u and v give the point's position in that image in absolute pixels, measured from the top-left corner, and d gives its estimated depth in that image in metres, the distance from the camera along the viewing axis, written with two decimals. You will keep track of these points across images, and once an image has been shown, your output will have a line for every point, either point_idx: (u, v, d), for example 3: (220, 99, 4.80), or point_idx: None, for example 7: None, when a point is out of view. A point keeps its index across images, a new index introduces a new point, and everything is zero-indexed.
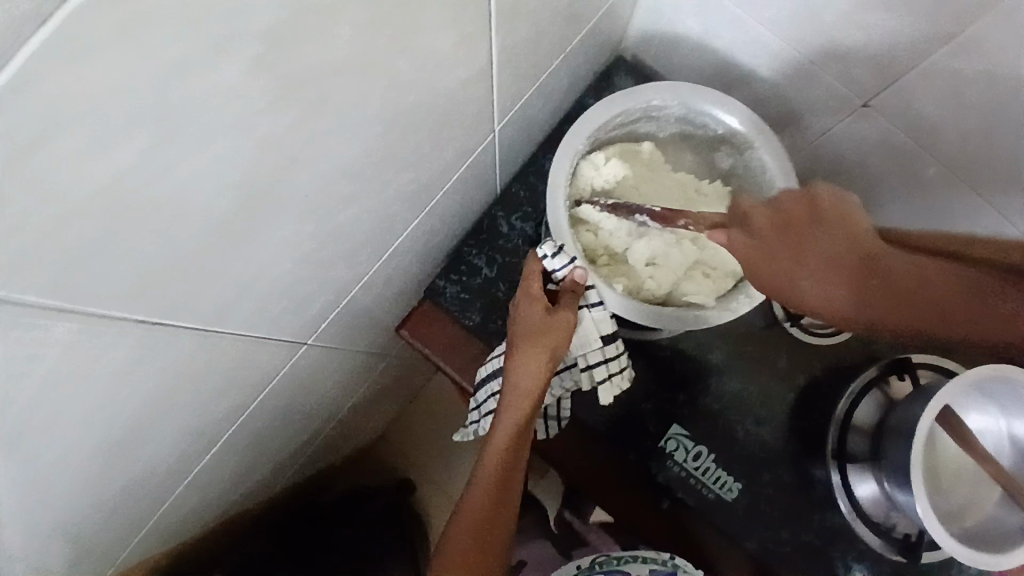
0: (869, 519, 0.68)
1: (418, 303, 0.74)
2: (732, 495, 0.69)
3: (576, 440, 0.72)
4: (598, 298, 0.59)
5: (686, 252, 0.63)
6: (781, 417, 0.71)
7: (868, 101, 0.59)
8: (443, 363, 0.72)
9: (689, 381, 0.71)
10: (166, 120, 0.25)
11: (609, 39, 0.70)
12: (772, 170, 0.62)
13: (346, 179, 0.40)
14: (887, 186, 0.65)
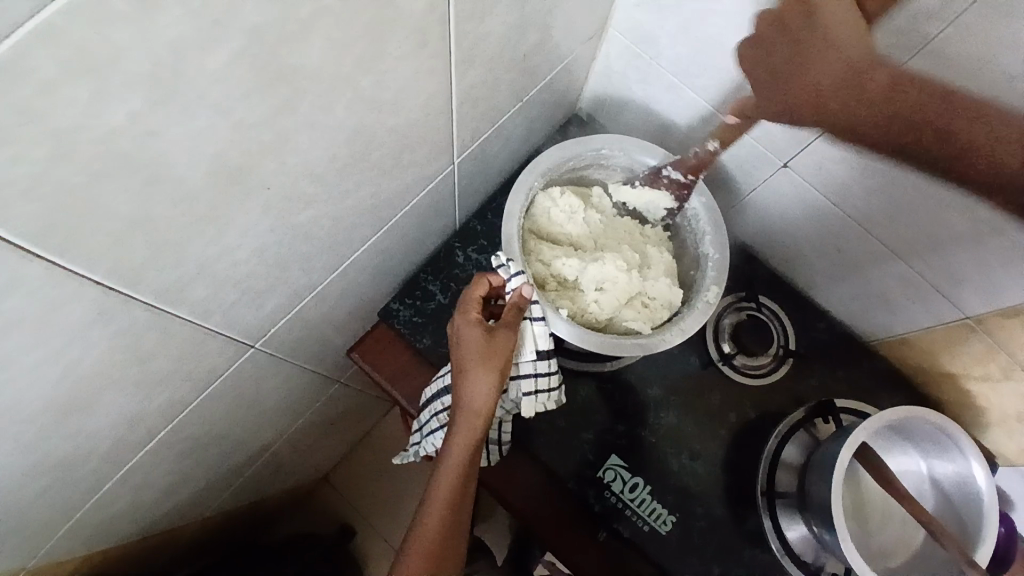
0: (798, 558, 0.70)
1: (375, 324, 0.76)
2: (667, 527, 0.71)
3: (518, 468, 0.73)
4: (541, 313, 0.62)
5: (631, 282, 0.66)
6: (714, 453, 0.74)
7: (786, 162, 0.66)
8: (390, 387, 0.74)
9: (629, 413, 0.74)
10: (155, 89, 0.29)
11: (566, 96, 0.77)
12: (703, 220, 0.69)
13: (308, 181, 0.45)
14: (813, 239, 0.72)
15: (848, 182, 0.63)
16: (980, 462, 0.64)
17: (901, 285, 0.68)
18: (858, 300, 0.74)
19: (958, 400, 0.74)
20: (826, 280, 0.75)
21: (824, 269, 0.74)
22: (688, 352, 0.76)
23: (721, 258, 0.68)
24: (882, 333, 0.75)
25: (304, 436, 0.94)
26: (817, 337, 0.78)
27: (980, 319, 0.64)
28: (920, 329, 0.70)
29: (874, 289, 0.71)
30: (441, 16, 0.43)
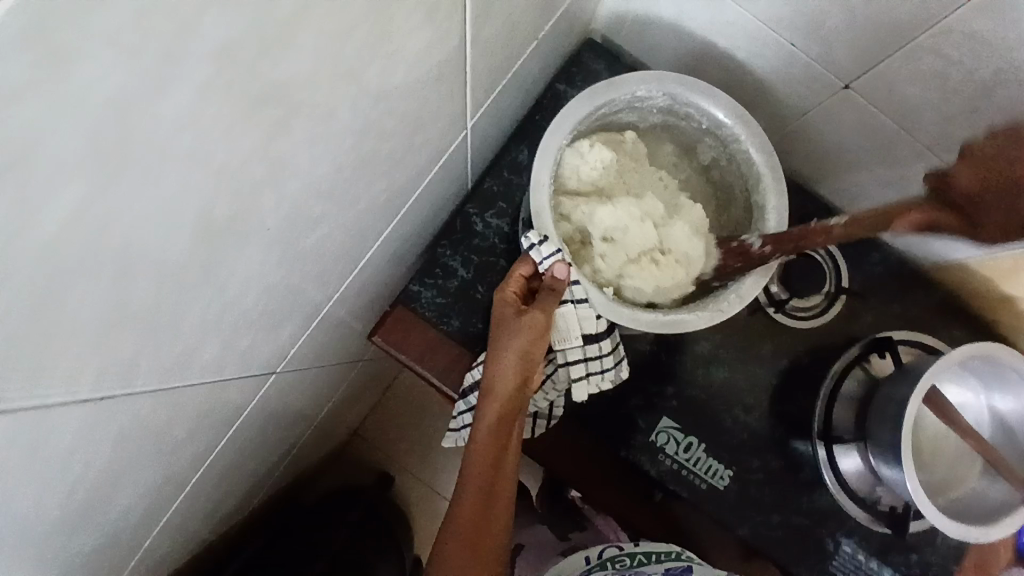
0: (854, 493, 0.69)
1: (391, 307, 0.69)
2: (724, 483, 0.69)
3: (567, 438, 0.70)
4: (582, 295, 0.56)
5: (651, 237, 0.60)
6: (766, 404, 0.71)
7: (849, 84, 0.59)
8: (422, 370, 0.68)
9: (676, 373, 0.70)
10: (102, 168, 0.20)
11: (581, 20, 0.65)
12: (758, 161, 0.61)
13: (314, 203, 0.36)
14: (866, 174, 0.65)
15: (924, 102, 0.56)
16: None
17: None
18: (908, 233, 0.69)
19: (1018, 323, 0.70)
20: None
21: (872, 202, 0.69)
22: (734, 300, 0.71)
23: (781, 202, 0.60)
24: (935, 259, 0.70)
25: (331, 416, 0.90)
26: (870, 269, 0.73)
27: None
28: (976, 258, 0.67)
29: None
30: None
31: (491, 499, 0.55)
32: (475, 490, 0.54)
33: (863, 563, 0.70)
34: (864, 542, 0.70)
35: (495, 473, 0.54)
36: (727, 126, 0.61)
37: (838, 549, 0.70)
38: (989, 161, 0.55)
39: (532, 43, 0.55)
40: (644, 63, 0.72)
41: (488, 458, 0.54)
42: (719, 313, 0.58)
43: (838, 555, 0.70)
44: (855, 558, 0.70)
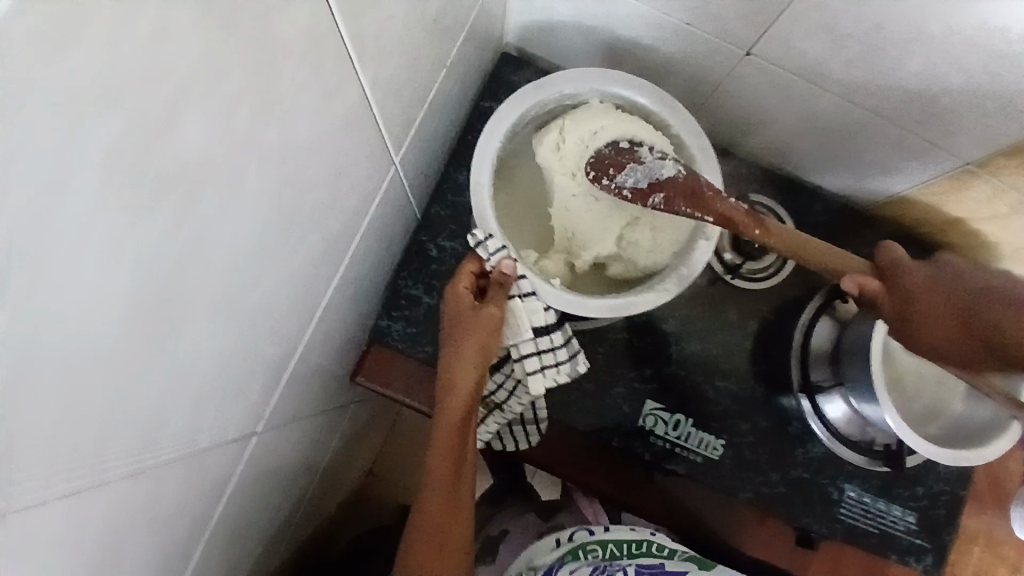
0: (847, 439, 0.70)
1: (368, 346, 0.71)
2: (718, 453, 0.70)
3: (560, 446, 0.71)
4: (529, 287, 0.58)
5: (614, 223, 0.63)
6: (744, 367, 0.72)
7: (749, 50, 0.61)
8: (410, 401, 0.70)
9: (652, 354, 0.71)
10: (22, 292, 0.22)
11: (490, 40, 0.68)
12: (688, 142, 0.63)
13: (251, 265, 0.39)
14: (790, 123, 0.68)
15: (819, 58, 0.58)
16: None
17: (890, 146, 0.65)
18: (843, 169, 0.71)
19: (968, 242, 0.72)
20: (807, 156, 0.72)
21: (801, 147, 0.71)
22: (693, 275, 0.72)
23: (715, 177, 0.62)
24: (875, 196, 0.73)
25: (336, 461, 0.92)
26: (815, 220, 0.75)
27: (983, 162, 0.61)
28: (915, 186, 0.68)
29: (861, 155, 0.68)
30: (338, 33, 0.35)
31: (454, 489, 0.60)
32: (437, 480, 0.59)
33: (870, 504, 0.71)
34: (866, 484, 0.71)
35: (455, 464, 0.59)
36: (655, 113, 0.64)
37: (843, 496, 0.71)
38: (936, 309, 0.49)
39: (440, 73, 0.58)
40: (560, 67, 0.75)
41: (449, 451, 0.59)
42: (618, 313, 0.59)
43: (844, 502, 0.71)
44: (861, 500, 0.71)
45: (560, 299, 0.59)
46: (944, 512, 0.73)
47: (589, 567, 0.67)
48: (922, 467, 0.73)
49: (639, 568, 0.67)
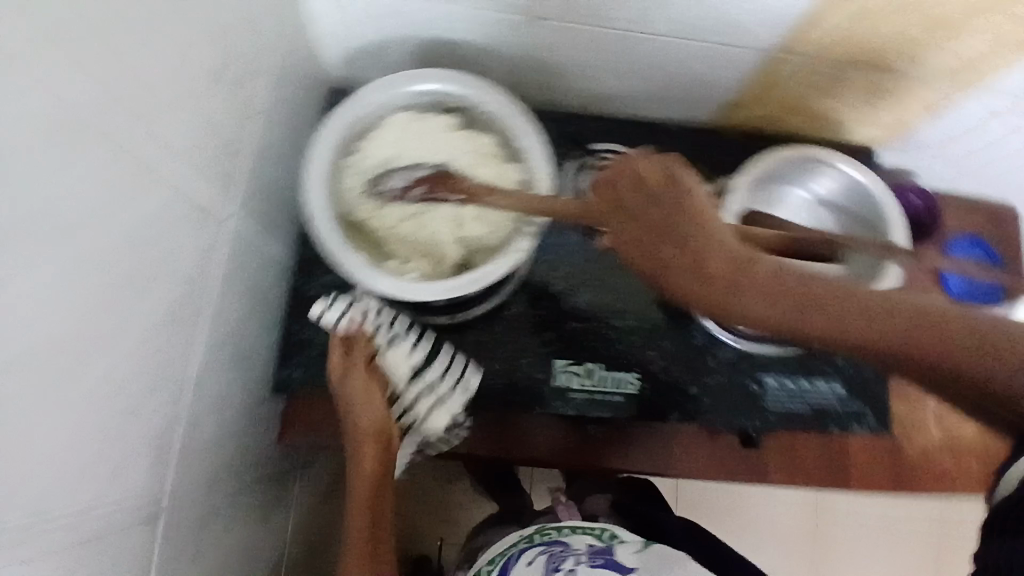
0: (751, 333, 0.73)
1: (284, 406, 0.73)
2: (636, 386, 0.72)
3: (495, 433, 0.72)
4: (388, 288, 0.58)
5: (448, 226, 0.62)
6: (636, 301, 0.75)
7: (541, 15, 0.66)
8: (340, 441, 0.72)
9: (545, 318, 0.73)
10: None
11: (311, 79, 0.72)
12: (506, 112, 0.62)
13: (92, 342, 0.40)
14: (604, 67, 0.73)
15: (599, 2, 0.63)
16: (845, 162, 0.68)
17: (695, 58, 0.70)
18: (667, 92, 0.77)
19: (801, 118, 0.79)
20: (632, 92, 0.77)
21: (623, 86, 0.76)
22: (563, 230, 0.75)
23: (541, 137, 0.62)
24: (709, 105, 0.78)
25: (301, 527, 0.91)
26: (662, 145, 0.79)
27: (779, 45, 0.67)
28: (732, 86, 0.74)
29: (676, 75, 0.74)
30: (102, 101, 0.38)
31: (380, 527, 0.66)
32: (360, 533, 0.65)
33: (793, 386, 0.74)
34: (782, 370, 0.74)
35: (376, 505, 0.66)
36: (466, 94, 0.62)
37: (763, 386, 0.74)
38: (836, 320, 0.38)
39: (261, 119, 0.60)
40: None
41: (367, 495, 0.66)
42: (488, 279, 0.58)
43: (767, 392, 0.74)
44: (783, 386, 0.74)
45: (437, 289, 0.58)
46: (866, 372, 0.76)
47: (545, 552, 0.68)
48: None
49: (593, 553, 0.68)
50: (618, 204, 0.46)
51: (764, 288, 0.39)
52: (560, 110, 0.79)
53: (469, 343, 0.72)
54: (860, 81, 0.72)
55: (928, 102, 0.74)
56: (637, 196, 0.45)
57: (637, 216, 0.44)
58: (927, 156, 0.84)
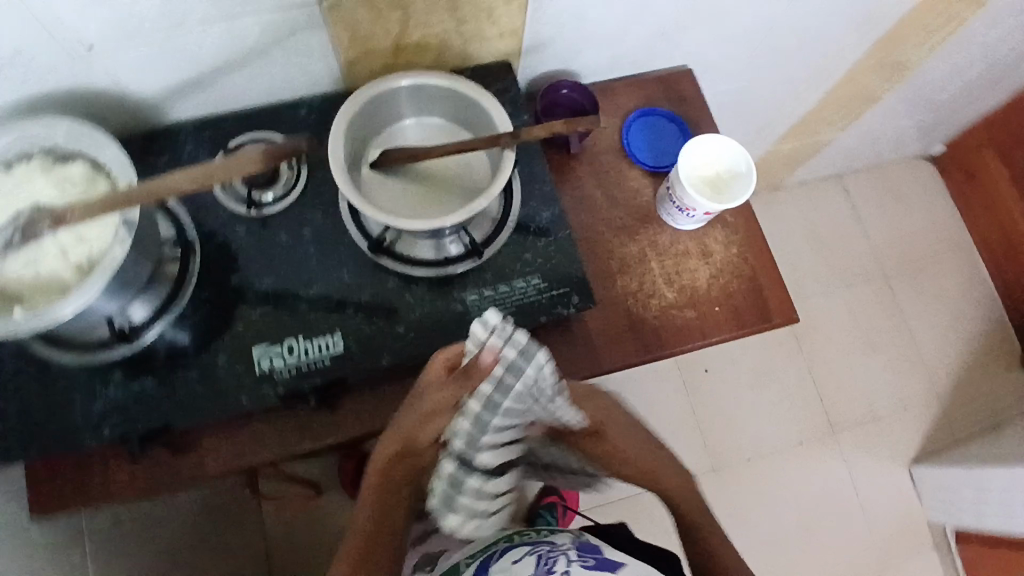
0: (430, 261, 0.77)
1: (33, 477, 0.74)
2: (339, 344, 0.74)
3: (243, 431, 0.76)
4: (2, 332, 0.57)
5: (57, 255, 0.62)
6: (322, 265, 0.77)
7: (91, 44, 0.63)
8: (96, 495, 0.74)
9: (234, 311, 0.75)
10: None
11: None
12: (81, 136, 0.63)
13: None
14: (205, 66, 0.72)
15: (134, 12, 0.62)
16: (439, 78, 0.70)
17: (279, 32, 0.70)
18: (288, 71, 0.76)
19: (427, 56, 0.81)
20: (256, 82, 0.77)
21: (241, 78, 0.75)
22: (230, 228, 0.77)
23: (117, 146, 0.63)
24: (331, 74, 0.79)
25: None
26: (308, 124, 0.80)
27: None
28: (339, 46, 0.74)
29: (276, 53, 0.73)
30: None
31: (378, 529, 0.72)
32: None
33: (492, 293, 0.77)
34: (477, 282, 0.77)
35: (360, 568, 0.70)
36: (40, 134, 0.63)
37: (466, 304, 0.77)
38: (608, 409, 0.80)
39: None
40: None
41: (360, 536, 0.71)
42: (109, 272, 0.59)
43: (470, 308, 0.76)
44: (482, 298, 0.77)
45: (75, 305, 0.59)
46: (560, 256, 0.79)
47: (534, 549, 0.69)
48: (515, 237, 0.79)
49: (582, 552, 0.68)
50: (417, 412, 0.68)
51: (601, 408, 0.79)
52: (197, 122, 0.79)
53: (163, 363, 0.72)
54: (440, 5, 0.72)
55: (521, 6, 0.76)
56: (439, 387, 0.67)
57: (428, 418, 0.69)
58: (569, 50, 0.89)
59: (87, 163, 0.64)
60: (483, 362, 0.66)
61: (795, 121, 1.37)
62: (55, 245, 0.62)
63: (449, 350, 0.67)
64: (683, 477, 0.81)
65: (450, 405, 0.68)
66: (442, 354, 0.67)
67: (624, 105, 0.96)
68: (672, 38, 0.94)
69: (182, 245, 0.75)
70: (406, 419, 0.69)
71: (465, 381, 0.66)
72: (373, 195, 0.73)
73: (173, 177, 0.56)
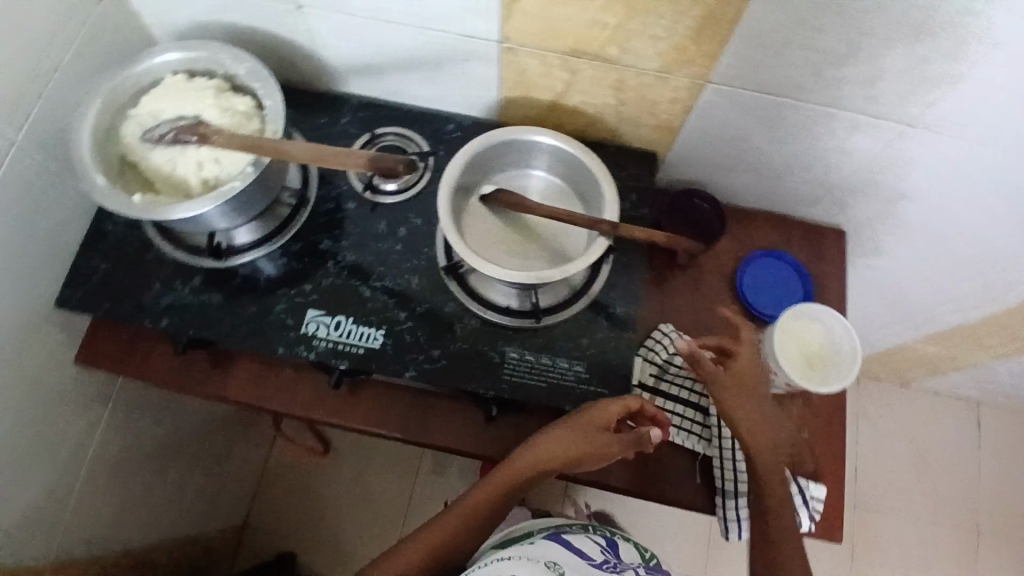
0: (493, 304, 0.77)
1: (92, 331, 0.82)
2: (378, 341, 0.75)
3: (268, 373, 0.80)
4: (122, 208, 0.65)
5: (192, 164, 0.70)
6: (398, 265, 0.79)
7: (300, 4, 0.72)
8: (127, 370, 0.81)
9: (310, 271, 0.79)
10: None
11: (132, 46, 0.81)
12: (258, 78, 0.72)
13: None
14: (384, 58, 0.79)
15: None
16: (575, 148, 0.72)
17: (454, 53, 0.75)
18: (452, 88, 0.82)
19: (579, 119, 0.82)
20: (420, 87, 0.82)
21: (409, 79, 0.82)
22: (341, 201, 0.82)
23: (279, 97, 0.70)
24: (487, 103, 0.83)
25: (121, 460, 0.98)
26: (449, 137, 0.85)
27: (507, 38, 0.71)
28: (500, 80, 0.78)
29: (446, 70, 0.79)
30: None
31: (474, 517, 0.71)
32: (426, 548, 0.68)
33: (533, 361, 0.75)
34: (524, 342, 0.76)
35: (461, 528, 0.70)
36: (230, 63, 0.72)
37: (505, 358, 0.75)
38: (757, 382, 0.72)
39: (49, 71, 0.70)
40: None
41: (465, 511, 0.71)
42: (223, 199, 0.67)
43: (506, 363, 0.75)
44: (523, 359, 0.75)
45: (184, 213, 0.67)
46: (615, 356, 0.76)
47: (600, 548, 0.72)
48: (581, 319, 0.77)
49: (650, 568, 0.69)
50: (570, 452, 0.68)
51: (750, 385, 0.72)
52: (361, 98, 0.86)
53: (232, 286, 0.78)
54: (606, 77, 0.74)
55: (684, 105, 0.75)
56: (607, 438, 0.68)
57: (571, 462, 0.69)
58: (723, 171, 0.86)
59: (252, 102, 0.72)
60: (651, 436, 0.69)
61: (950, 330, 1.20)
62: (195, 156, 0.70)
63: (635, 405, 0.69)
64: (785, 523, 0.68)
65: (596, 459, 0.69)
66: (625, 405, 0.69)
67: (755, 238, 0.90)
68: (837, 201, 0.88)
69: (299, 199, 0.81)
70: (552, 451, 0.68)
71: (631, 443, 0.69)
72: (468, 225, 0.75)
73: (293, 148, 0.65)
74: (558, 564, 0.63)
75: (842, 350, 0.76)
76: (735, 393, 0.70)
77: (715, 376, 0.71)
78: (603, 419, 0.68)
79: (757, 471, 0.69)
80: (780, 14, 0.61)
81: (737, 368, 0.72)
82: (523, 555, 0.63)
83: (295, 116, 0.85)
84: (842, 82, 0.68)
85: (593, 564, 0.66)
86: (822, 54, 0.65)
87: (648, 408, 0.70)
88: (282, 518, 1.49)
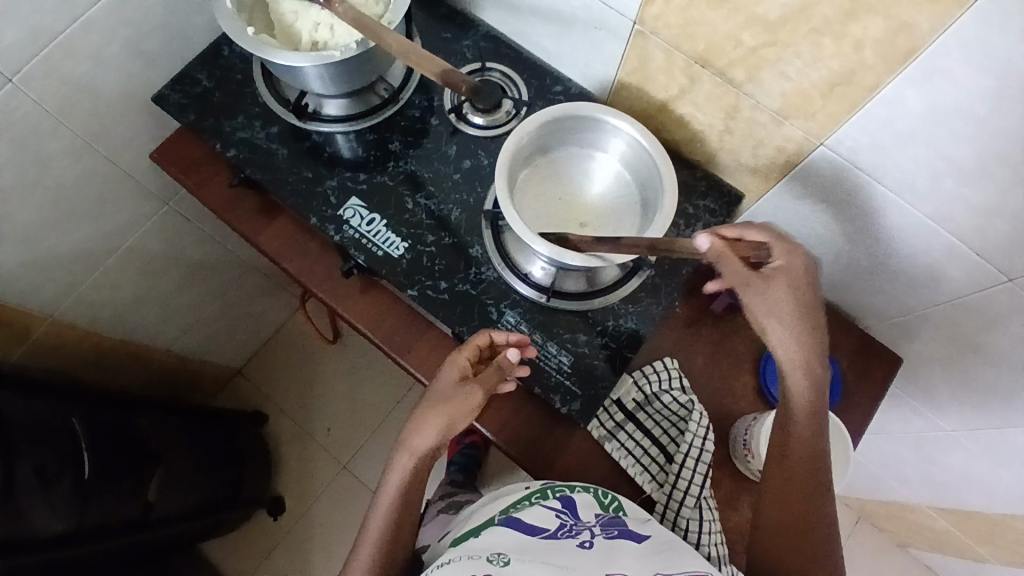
0: (514, 266, 0.77)
1: (177, 133, 0.88)
2: (397, 252, 0.78)
3: (294, 231, 0.84)
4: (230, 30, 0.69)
5: (309, 24, 0.74)
6: (450, 193, 0.80)
7: None
8: (183, 178, 0.86)
9: (371, 163, 0.82)
10: None
11: None
12: None
13: None
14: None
15: None
16: (661, 154, 0.70)
17: (585, 20, 0.74)
18: (575, 53, 0.80)
19: (681, 131, 0.79)
20: (545, 39, 0.82)
21: (539, 29, 0.81)
22: (428, 113, 0.83)
23: None
24: (602, 79, 0.81)
25: (152, 256, 1.06)
26: (550, 99, 0.84)
27: (642, 21, 0.69)
28: (622, 61, 0.76)
29: (574, 34, 0.77)
30: None
31: (407, 498, 0.69)
32: (373, 549, 0.67)
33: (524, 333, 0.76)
34: (526, 315, 0.77)
35: (398, 526, 0.68)
36: None
37: (501, 319, 0.76)
38: (810, 430, 0.66)
39: None
40: None
41: (397, 500, 0.69)
42: (320, 62, 0.70)
43: (500, 324, 0.76)
44: (517, 327, 0.76)
45: (278, 56, 0.70)
46: (602, 365, 0.76)
47: (555, 512, 0.64)
48: (589, 315, 0.77)
49: (607, 524, 0.63)
50: (445, 414, 0.68)
51: (806, 428, 0.66)
52: (489, 29, 0.86)
53: (300, 146, 0.82)
54: (722, 99, 0.70)
55: (788, 159, 0.71)
56: (466, 386, 0.68)
57: (452, 420, 0.68)
58: (799, 243, 0.81)
59: None
60: (507, 358, 0.69)
61: (976, 518, 1.08)
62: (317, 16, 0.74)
63: (483, 341, 0.70)
64: (793, 507, 0.67)
65: (469, 412, 0.69)
66: (472, 344, 0.70)
67: None
68: (902, 326, 0.81)
69: (390, 97, 0.83)
70: (434, 414, 0.68)
71: (496, 377, 0.69)
72: (530, 188, 0.76)
73: (391, 41, 0.66)
74: (503, 552, 0.57)
75: (837, 454, 0.75)
76: (756, 291, 0.63)
77: (764, 297, 0.63)
78: (456, 366, 0.69)
79: (788, 455, 0.67)
80: (919, 102, 0.56)
81: (778, 279, 0.63)
82: (465, 554, 0.58)
83: (425, 20, 0.86)
84: (959, 202, 0.62)
85: (545, 535, 0.60)
86: (946, 161, 0.59)
87: (495, 338, 0.70)
88: (266, 380, 1.57)
